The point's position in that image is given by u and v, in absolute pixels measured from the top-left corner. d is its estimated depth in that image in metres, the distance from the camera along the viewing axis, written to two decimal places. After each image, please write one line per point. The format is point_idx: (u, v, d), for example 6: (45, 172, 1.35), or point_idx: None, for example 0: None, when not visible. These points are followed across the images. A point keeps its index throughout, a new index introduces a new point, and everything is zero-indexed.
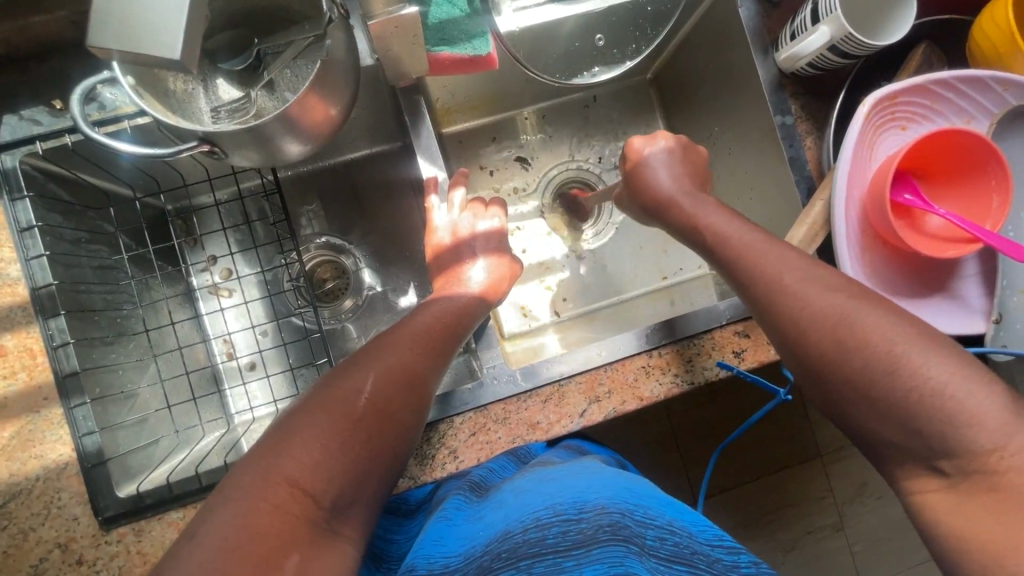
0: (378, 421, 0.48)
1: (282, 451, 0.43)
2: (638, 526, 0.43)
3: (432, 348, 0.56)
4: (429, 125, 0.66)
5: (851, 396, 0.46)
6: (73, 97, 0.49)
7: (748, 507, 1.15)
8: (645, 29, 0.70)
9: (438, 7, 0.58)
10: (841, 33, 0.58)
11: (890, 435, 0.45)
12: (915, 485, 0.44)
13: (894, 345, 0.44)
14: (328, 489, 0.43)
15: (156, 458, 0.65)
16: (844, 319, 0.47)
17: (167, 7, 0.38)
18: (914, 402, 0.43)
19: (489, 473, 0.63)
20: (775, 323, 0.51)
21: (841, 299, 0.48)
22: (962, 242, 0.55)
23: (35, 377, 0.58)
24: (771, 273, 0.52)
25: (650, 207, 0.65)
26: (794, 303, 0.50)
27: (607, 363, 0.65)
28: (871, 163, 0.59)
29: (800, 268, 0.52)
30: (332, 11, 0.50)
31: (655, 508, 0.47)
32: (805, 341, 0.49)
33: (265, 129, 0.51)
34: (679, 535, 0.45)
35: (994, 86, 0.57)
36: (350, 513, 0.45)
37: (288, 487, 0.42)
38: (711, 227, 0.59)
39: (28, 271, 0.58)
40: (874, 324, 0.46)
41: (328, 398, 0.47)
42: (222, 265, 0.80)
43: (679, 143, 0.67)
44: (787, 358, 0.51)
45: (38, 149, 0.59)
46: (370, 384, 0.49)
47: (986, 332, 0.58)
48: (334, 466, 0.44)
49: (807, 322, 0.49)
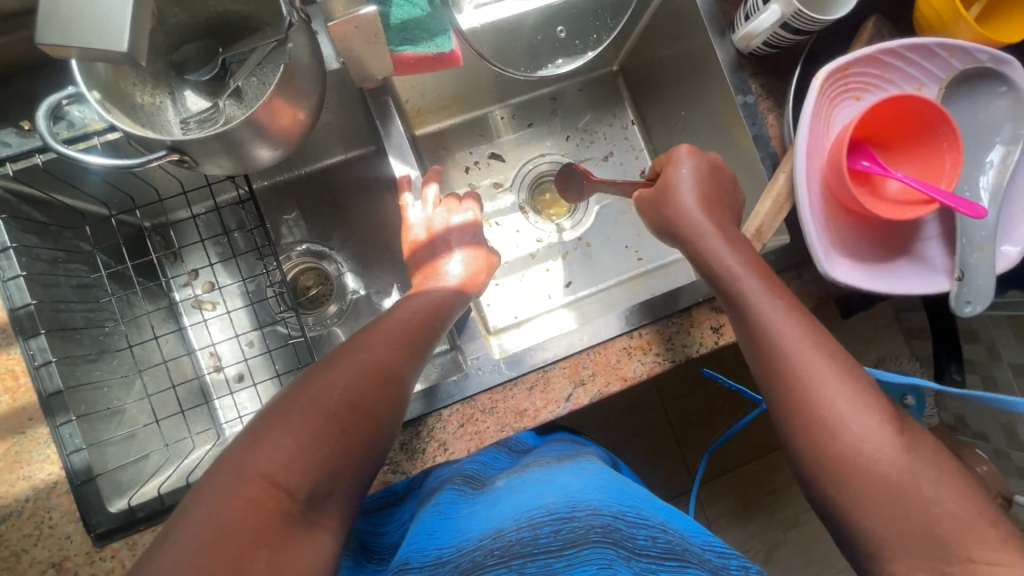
0: (351, 416, 0.50)
1: (257, 446, 0.46)
2: (628, 528, 0.44)
3: (404, 344, 0.57)
4: (398, 124, 0.67)
5: (814, 447, 0.49)
6: (38, 113, 0.48)
7: (743, 487, 1.18)
8: (605, 18, 0.71)
9: (399, 8, 0.59)
10: (790, 9, 0.60)
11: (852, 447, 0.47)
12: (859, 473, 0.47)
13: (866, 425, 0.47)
14: (304, 483, 0.46)
15: (146, 473, 0.65)
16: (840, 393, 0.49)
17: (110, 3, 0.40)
18: (870, 478, 0.46)
19: (481, 466, 0.63)
20: (771, 368, 0.52)
21: (829, 365, 0.50)
22: (921, 204, 0.57)
23: (18, 398, 0.58)
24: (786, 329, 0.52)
25: (681, 221, 0.61)
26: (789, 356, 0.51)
27: (589, 347, 0.66)
28: (829, 134, 0.60)
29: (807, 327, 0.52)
30: (291, 16, 0.51)
31: (648, 510, 0.49)
32: (793, 394, 0.51)
33: (233, 134, 0.52)
34: (670, 534, 0.46)
35: (939, 52, 0.58)
36: (328, 504, 0.48)
37: (263, 483, 0.44)
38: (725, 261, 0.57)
39: (5, 292, 0.58)
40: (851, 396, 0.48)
41: (303, 396, 0.49)
42: (203, 277, 0.81)
43: (708, 162, 0.63)
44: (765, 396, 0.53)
45: (9, 170, 0.59)
46: (344, 380, 0.52)
47: (950, 289, 0.59)
48: (310, 460, 0.47)
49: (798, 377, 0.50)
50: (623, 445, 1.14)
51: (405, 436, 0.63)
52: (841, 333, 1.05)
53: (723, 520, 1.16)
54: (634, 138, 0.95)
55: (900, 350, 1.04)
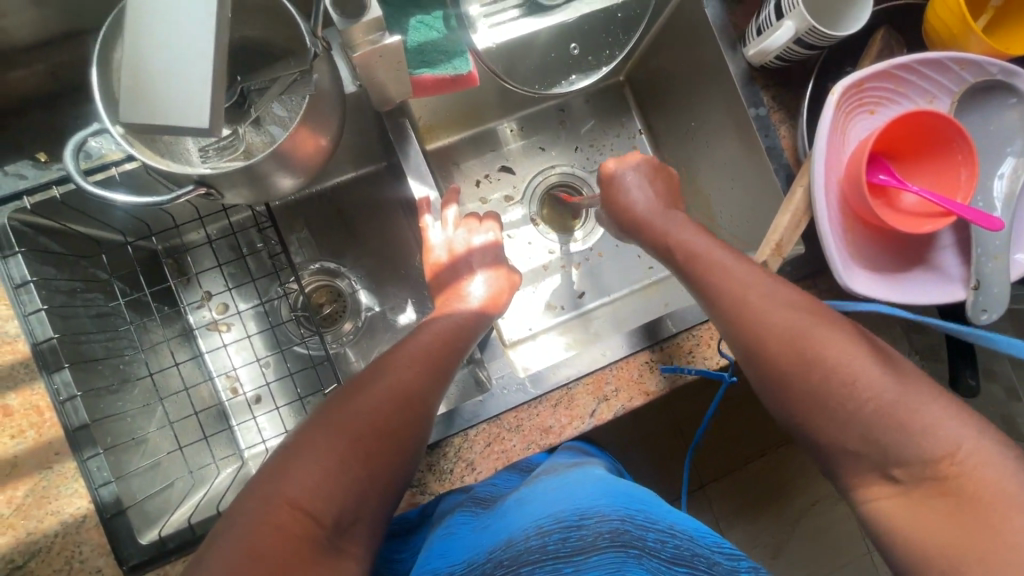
0: (377, 440, 0.51)
1: (286, 475, 0.47)
2: (637, 530, 0.44)
3: (426, 365, 0.58)
4: (415, 143, 0.67)
5: (805, 407, 0.51)
6: (65, 150, 0.48)
7: (751, 485, 1.19)
8: (617, 34, 0.71)
9: (416, 31, 0.59)
10: (805, 25, 0.60)
11: (843, 411, 0.49)
12: (875, 492, 0.49)
13: (839, 362, 0.50)
14: (329, 509, 0.46)
15: (173, 500, 0.65)
16: (804, 336, 0.52)
17: (187, 83, 0.39)
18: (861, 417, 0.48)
19: (493, 489, 0.63)
20: (739, 336, 0.55)
21: (790, 315, 0.53)
22: (937, 216, 0.58)
23: (44, 433, 0.56)
24: (737, 290, 0.56)
25: (631, 221, 0.68)
26: (755, 314, 0.54)
27: (611, 363, 0.67)
28: (845, 148, 0.61)
29: (767, 280, 0.56)
30: (315, 46, 0.50)
31: (655, 512, 0.48)
32: (762, 354, 0.54)
33: (258, 166, 0.52)
34: (679, 537, 0.46)
35: (951, 66, 0.59)
36: (354, 530, 0.48)
37: (290, 509, 0.45)
38: (681, 241, 0.62)
39: (27, 326, 0.57)
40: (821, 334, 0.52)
41: (333, 415, 0.51)
42: (218, 300, 0.80)
43: (645, 163, 0.71)
44: (744, 366, 0.56)
45: (27, 204, 0.59)
46: (372, 406, 0.52)
47: (966, 298, 0.60)
48: (334, 487, 0.47)
49: (762, 334, 0.54)
50: (632, 448, 1.15)
51: (432, 456, 0.64)
52: None
53: (730, 518, 1.18)
54: (642, 147, 0.95)
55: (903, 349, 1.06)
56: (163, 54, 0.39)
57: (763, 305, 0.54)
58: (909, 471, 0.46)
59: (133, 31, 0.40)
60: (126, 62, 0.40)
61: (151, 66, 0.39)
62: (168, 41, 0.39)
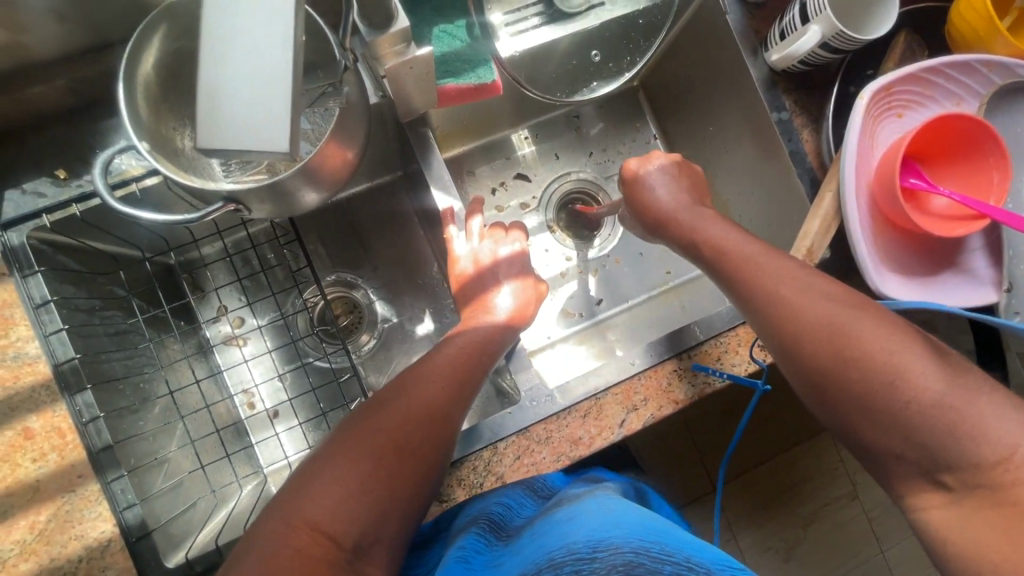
0: (399, 461, 0.50)
1: (305, 495, 0.46)
2: (652, 563, 0.38)
3: (446, 382, 0.57)
4: (438, 154, 0.66)
5: (851, 404, 0.50)
6: (93, 168, 0.47)
7: (766, 487, 1.18)
8: (638, 40, 0.70)
9: (439, 41, 0.59)
10: (832, 30, 0.60)
11: (889, 414, 0.48)
12: (920, 501, 0.48)
13: (887, 358, 0.49)
14: (349, 530, 0.45)
15: (197, 521, 0.64)
16: (844, 331, 0.51)
17: (269, 104, 0.37)
18: (912, 414, 0.47)
19: (507, 511, 0.57)
20: (776, 332, 0.55)
21: (828, 310, 0.53)
22: (969, 220, 0.58)
23: (66, 456, 0.54)
24: (771, 286, 0.56)
25: (655, 220, 0.68)
26: (789, 308, 0.54)
27: (639, 372, 0.66)
28: (873, 152, 0.61)
29: (798, 276, 0.56)
30: (344, 58, 0.49)
31: (673, 545, 0.42)
32: (801, 350, 0.53)
33: (286, 182, 0.51)
34: (698, 571, 0.39)
35: (980, 68, 0.59)
36: (374, 551, 0.46)
37: (310, 531, 0.44)
38: (712, 235, 0.63)
39: (48, 347, 0.56)
40: (860, 328, 0.51)
41: (362, 429, 0.50)
42: (234, 314, 0.80)
43: (670, 160, 0.70)
44: (783, 362, 0.55)
45: (46, 222, 0.58)
46: (391, 423, 0.52)
47: (998, 301, 0.60)
48: (356, 510, 0.46)
49: (800, 329, 0.53)
50: (647, 454, 1.14)
51: (460, 471, 0.63)
52: None
53: (745, 520, 1.17)
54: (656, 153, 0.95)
55: None
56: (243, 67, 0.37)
57: (798, 300, 0.54)
58: (960, 478, 0.46)
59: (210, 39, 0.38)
60: (202, 70, 0.37)
61: (228, 83, 0.37)
62: (247, 54, 0.37)
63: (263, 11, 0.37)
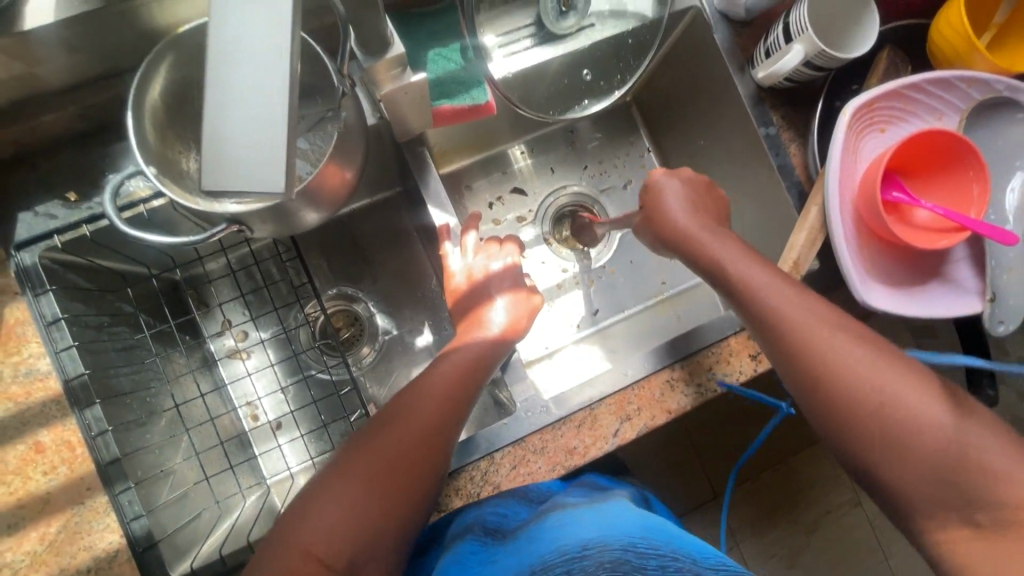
0: (391, 477, 0.53)
1: (301, 521, 0.51)
2: (636, 559, 0.43)
3: (447, 395, 0.59)
4: (435, 175, 0.69)
5: (882, 448, 0.53)
6: (103, 193, 0.49)
7: (766, 495, 1.19)
8: (628, 59, 0.73)
9: (434, 64, 0.62)
10: (814, 49, 0.62)
11: (922, 460, 0.52)
12: (945, 536, 0.51)
13: (915, 407, 0.52)
14: (341, 553, 0.50)
15: (202, 532, 0.66)
16: (875, 380, 0.54)
17: (269, 134, 0.31)
18: (943, 461, 0.51)
19: (502, 517, 0.60)
20: (807, 373, 0.56)
21: (859, 356, 0.55)
22: (951, 232, 0.59)
23: (76, 469, 0.56)
24: (804, 327, 0.56)
25: (672, 237, 0.66)
26: (819, 347, 0.56)
27: (632, 383, 0.67)
28: (858, 166, 0.63)
29: (827, 317, 0.57)
30: (343, 85, 0.51)
31: (660, 539, 0.46)
32: (834, 395, 0.55)
33: (288, 204, 0.53)
34: (682, 560, 0.43)
35: (959, 84, 0.60)
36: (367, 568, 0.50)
37: (304, 554, 0.49)
38: (729, 264, 0.61)
39: (58, 363, 0.58)
40: (874, 363, 0.54)
41: (358, 452, 0.54)
42: (238, 328, 0.81)
43: (687, 178, 0.69)
44: (810, 404, 0.57)
45: (58, 242, 0.60)
46: (387, 446, 0.54)
47: (983, 310, 0.61)
48: (348, 532, 0.50)
49: (834, 374, 0.55)
50: (647, 462, 1.15)
51: (457, 481, 0.64)
52: None
53: (747, 527, 1.18)
54: (650, 166, 0.96)
55: None
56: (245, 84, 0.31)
57: (833, 345, 0.55)
58: (990, 516, 0.49)
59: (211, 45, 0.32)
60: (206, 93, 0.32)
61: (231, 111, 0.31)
62: (249, 71, 0.31)
63: (267, 20, 0.31)
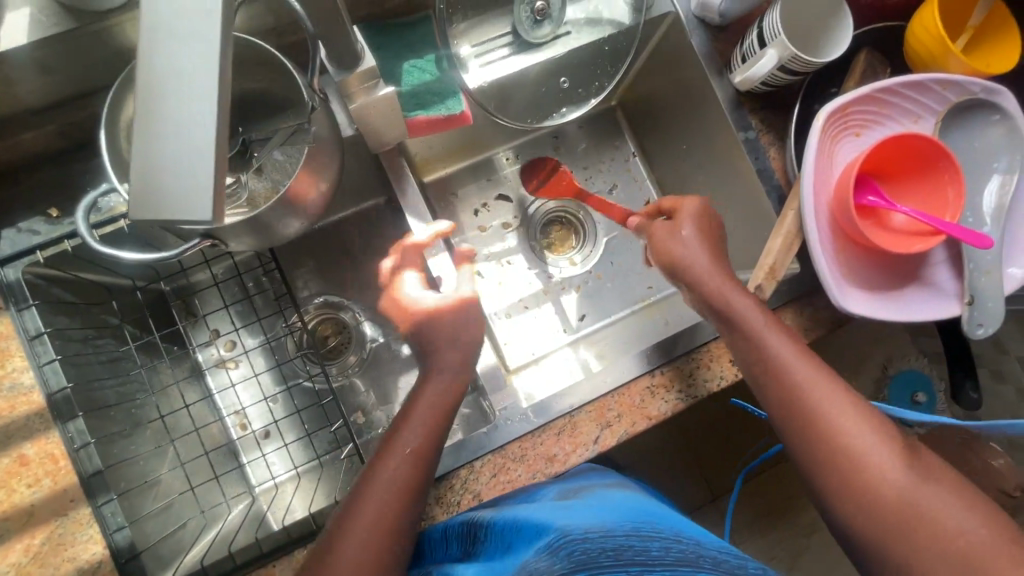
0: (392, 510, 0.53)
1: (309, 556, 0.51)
2: (639, 542, 0.40)
3: (440, 433, 0.59)
4: (413, 182, 0.70)
5: (881, 529, 0.50)
6: (77, 208, 0.49)
7: (761, 497, 1.18)
8: (606, 66, 0.73)
9: (410, 76, 0.64)
10: (787, 53, 0.61)
11: (926, 550, 0.47)
12: None
13: (917, 490, 0.49)
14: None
15: (186, 541, 0.66)
16: (875, 456, 0.52)
17: (200, 149, 0.29)
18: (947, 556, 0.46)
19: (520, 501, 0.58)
20: (805, 432, 0.55)
21: (859, 427, 0.53)
22: (927, 235, 0.59)
23: (59, 481, 0.56)
24: (801, 386, 0.56)
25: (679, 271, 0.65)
26: (818, 409, 0.55)
27: (612, 389, 0.67)
28: (833, 170, 0.63)
29: (828, 382, 0.56)
30: (312, 100, 0.52)
31: (661, 524, 0.45)
32: (832, 464, 0.53)
33: (263, 216, 0.54)
34: (684, 543, 0.42)
35: (933, 87, 0.61)
36: None
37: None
38: (731, 303, 0.61)
39: (41, 377, 0.59)
40: (868, 427, 0.53)
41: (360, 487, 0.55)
42: (225, 338, 0.82)
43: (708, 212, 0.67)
44: (811, 471, 0.55)
45: (40, 258, 0.61)
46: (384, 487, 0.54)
47: (961, 314, 0.61)
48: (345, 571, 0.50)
49: (832, 441, 0.53)
50: (640, 466, 1.15)
51: (437, 489, 0.64)
52: (842, 342, 1.09)
53: (744, 530, 1.17)
54: (636, 170, 0.96)
55: (909, 351, 1.08)
56: (181, 97, 0.30)
57: (832, 410, 0.54)
58: None
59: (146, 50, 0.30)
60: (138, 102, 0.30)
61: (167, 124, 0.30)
62: (182, 72, 0.30)
63: (195, 20, 0.30)
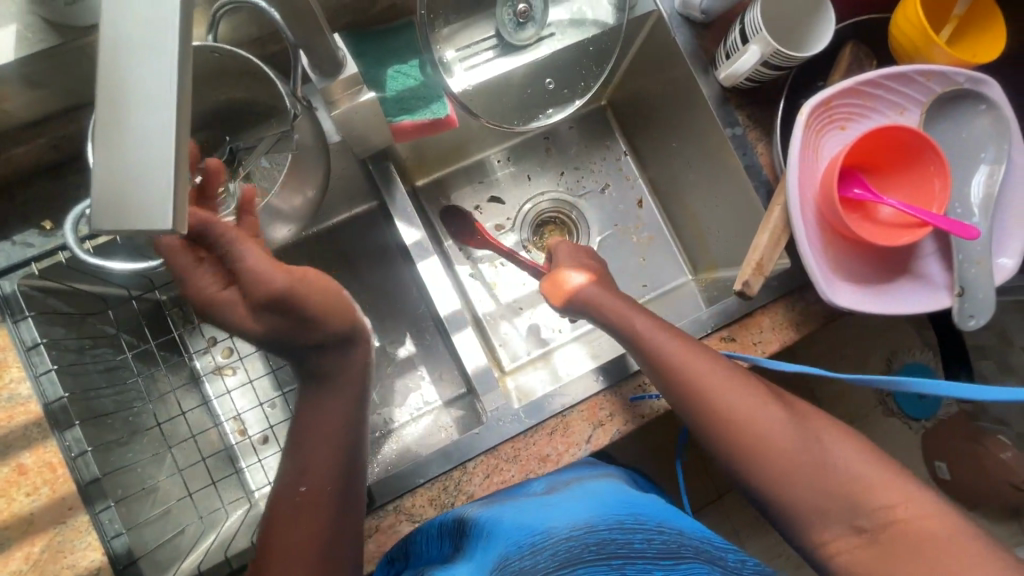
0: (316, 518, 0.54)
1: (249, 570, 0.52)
2: (622, 534, 0.41)
3: None
4: (401, 189, 0.74)
5: (792, 492, 0.55)
6: (65, 221, 0.49)
7: None
8: (591, 67, 0.73)
9: (394, 81, 0.65)
10: (769, 49, 0.61)
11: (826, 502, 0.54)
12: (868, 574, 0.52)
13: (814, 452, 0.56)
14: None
15: (184, 547, 0.67)
16: (779, 431, 0.57)
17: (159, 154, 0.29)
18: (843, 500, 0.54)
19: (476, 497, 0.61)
20: (720, 426, 0.59)
21: (764, 410, 0.58)
22: (914, 227, 0.59)
23: (58, 489, 0.57)
24: (712, 387, 0.59)
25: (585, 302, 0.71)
26: (728, 404, 0.59)
27: (604, 388, 0.67)
28: (818, 164, 0.63)
29: (733, 377, 0.60)
30: (295, 107, 0.53)
31: (649, 514, 0.45)
32: (744, 446, 0.58)
33: None
34: (668, 532, 0.43)
35: (918, 78, 0.60)
36: None
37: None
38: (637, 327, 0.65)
39: (39, 388, 0.59)
40: (770, 409, 0.58)
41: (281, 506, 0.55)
42: (222, 345, 0.83)
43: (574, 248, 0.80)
44: (726, 456, 0.59)
45: (34, 270, 0.62)
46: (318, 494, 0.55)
47: (952, 306, 0.60)
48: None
49: (743, 428, 0.58)
50: (641, 465, 1.14)
51: (430, 490, 0.65)
52: (843, 335, 1.09)
53: (750, 527, 1.15)
54: (628, 169, 0.97)
55: (913, 343, 1.08)
56: (144, 105, 0.29)
57: (737, 401, 0.59)
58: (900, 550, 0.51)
59: (106, 54, 0.29)
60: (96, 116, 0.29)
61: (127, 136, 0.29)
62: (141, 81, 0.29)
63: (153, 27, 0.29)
